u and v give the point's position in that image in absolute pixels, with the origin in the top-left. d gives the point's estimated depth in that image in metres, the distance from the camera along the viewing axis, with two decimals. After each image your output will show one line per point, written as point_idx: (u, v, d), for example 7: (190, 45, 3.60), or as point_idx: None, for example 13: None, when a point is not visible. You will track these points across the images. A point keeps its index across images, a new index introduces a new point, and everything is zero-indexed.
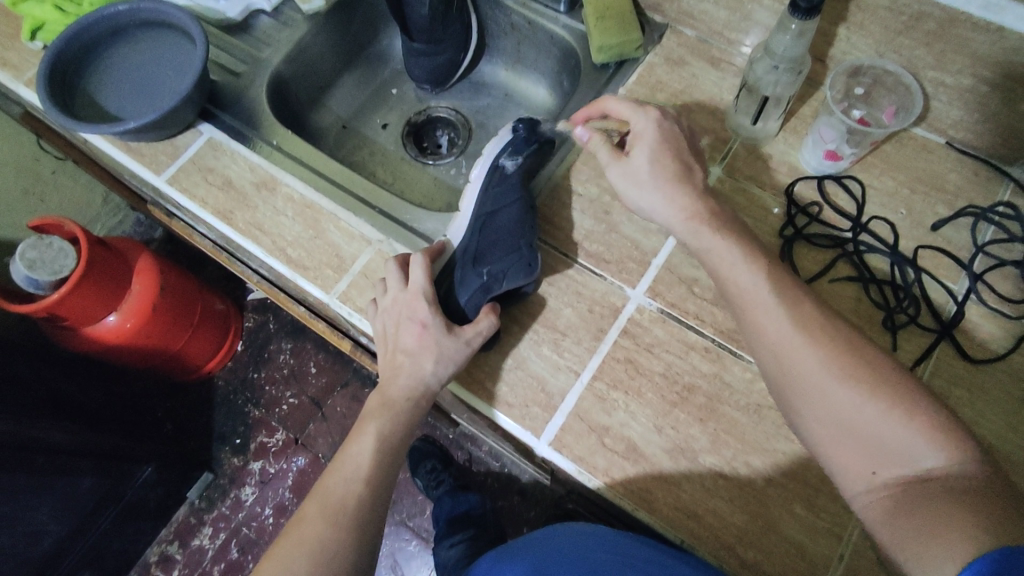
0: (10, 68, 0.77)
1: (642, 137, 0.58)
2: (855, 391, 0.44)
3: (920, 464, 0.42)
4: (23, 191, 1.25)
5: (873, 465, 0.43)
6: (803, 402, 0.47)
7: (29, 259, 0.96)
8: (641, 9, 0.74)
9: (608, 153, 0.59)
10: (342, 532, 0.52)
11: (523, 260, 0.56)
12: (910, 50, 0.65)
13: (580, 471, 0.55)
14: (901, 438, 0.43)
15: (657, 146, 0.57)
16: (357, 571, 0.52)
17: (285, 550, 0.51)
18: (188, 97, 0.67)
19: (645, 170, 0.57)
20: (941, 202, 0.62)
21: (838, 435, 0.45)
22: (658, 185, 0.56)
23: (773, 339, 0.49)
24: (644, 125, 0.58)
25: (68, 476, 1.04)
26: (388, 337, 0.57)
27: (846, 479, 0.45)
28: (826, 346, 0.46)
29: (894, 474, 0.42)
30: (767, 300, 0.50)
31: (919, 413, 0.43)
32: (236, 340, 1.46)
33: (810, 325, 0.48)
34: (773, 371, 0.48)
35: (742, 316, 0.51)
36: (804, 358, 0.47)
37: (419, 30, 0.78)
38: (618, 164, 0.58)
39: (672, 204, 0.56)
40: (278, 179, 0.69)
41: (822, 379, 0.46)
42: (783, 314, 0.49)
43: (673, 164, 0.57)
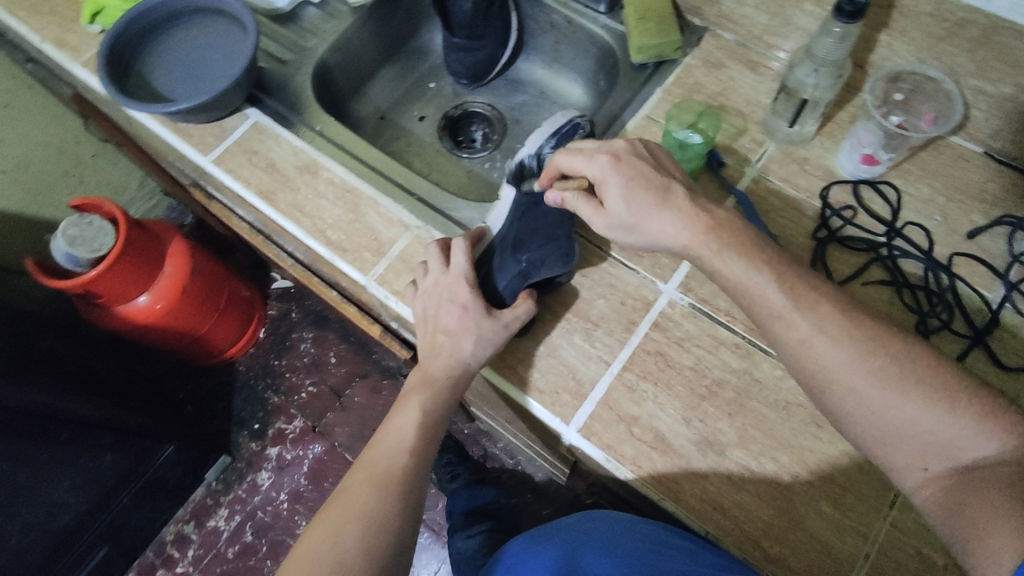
0: (69, 49, 0.80)
1: (607, 182, 0.54)
2: (889, 392, 0.45)
3: (971, 455, 0.43)
4: (64, 172, 1.29)
5: (924, 461, 0.45)
6: (839, 407, 0.47)
7: (70, 236, 0.99)
8: (680, 12, 0.75)
9: (585, 210, 0.56)
10: (389, 499, 0.53)
11: (561, 248, 0.57)
12: (954, 56, 0.66)
13: (607, 459, 0.56)
14: (949, 428, 0.44)
15: (626, 185, 0.54)
16: (402, 539, 0.53)
17: (336, 515, 0.53)
18: (238, 81, 0.69)
19: (626, 211, 0.54)
20: (978, 210, 0.62)
21: (883, 433, 0.46)
22: (645, 219, 0.53)
23: (799, 347, 0.48)
24: (602, 172, 0.54)
25: (89, 451, 1.06)
26: (428, 319, 0.59)
27: (897, 475, 0.46)
28: (853, 347, 0.46)
29: (945, 466, 0.44)
30: (784, 305, 0.49)
31: (961, 400, 0.44)
32: (259, 328, 1.49)
33: (832, 326, 0.47)
34: (804, 376, 0.48)
35: (759, 320, 0.50)
36: (834, 363, 0.47)
37: (460, 25, 0.80)
38: (601, 216, 0.55)
39: (668, 236, 0.53)
40: (320, 163, 0.71)
41: (856, 382, 0.46)
42: (802, 319, 0.48)
43: (650, 194, 0.53)
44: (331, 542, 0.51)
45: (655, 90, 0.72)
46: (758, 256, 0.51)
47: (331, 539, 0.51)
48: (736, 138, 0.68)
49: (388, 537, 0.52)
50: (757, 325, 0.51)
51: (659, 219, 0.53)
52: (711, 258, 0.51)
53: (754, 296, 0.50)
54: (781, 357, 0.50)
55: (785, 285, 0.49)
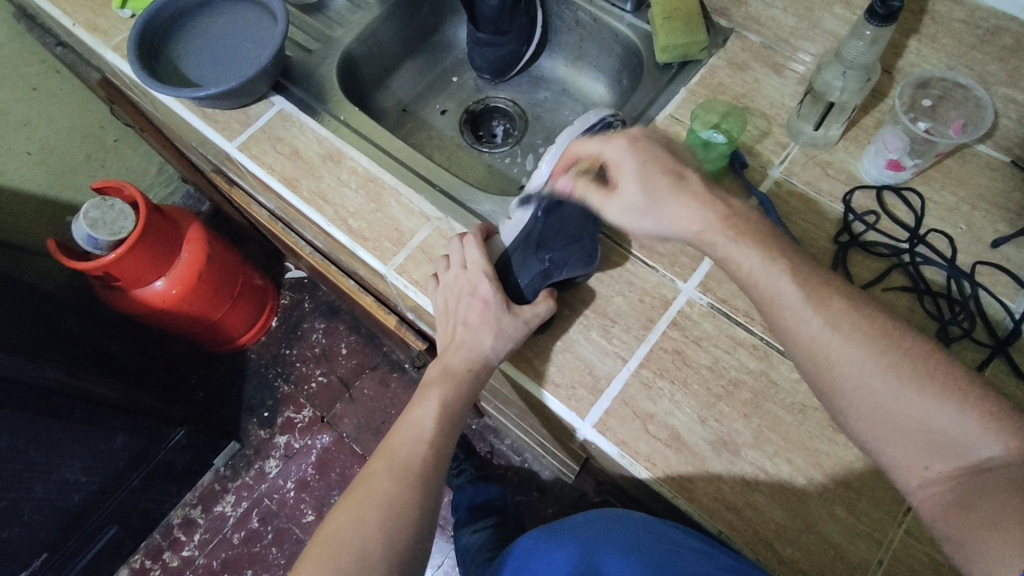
0: (99, 33, 0.81)
1: (621, 167, 0.55)
2: (899, 390, 0.44)
3: (978, 456, 0.42)
4: (87, 156, 1.30)
5: (928, 461, 0.44)
6: (847, 404, 0.46)
7: (92, 218, 1.01)
8: (707, 13, 0.75)
9: (597, 194, 0.56)
10: (409, 489, 0.54)
11: (584, 250, 0.57)
12: (983, 65, 0.64)
13: (622, 455, 0.56)
14: (954, 428, 0.43)
15: (641, 168, 0.54)
16: (423, 528, 0.54)
17: (357, 502, 0.54)
18: (266, 69, 0.70)
19: (642, 196, 0.54)
20: (1003, 220, 0.61)
21: (888, 431, 0.45)
22: (659, 204, 0.53)
23: (810, 344, 0.48)
24: (618, 155, 0.55)
25: (101, 431, 1.07)
26: (449, 312, 0.59)
27: (900, 474, 0.45)
28: (865, 344, 0.46)
29: (950, 467, 0.43)
30: (796, 301, 0.48)
31: (969, 402, 0.43)
32: (271, 316, 1.50)
33: (845, 323, 0.47)
34: (813, 373, 0.48)
35: (771, 316, 0.50)
36: (845, 360, 0.46)
37: (486, 20, 0.80)
38: (612, 202, 0.55)
39: (681, 222, 0.53)
40: (344, 152, 0.71)
41: (864, 379, 0.45)
42: (813, 315, 0.47)
43: (665, 179, 0.54)
44: (353, 528, 0.52)
45: (680, 90, 0.72)
46: (782, 257, 0.50)
47: (353, 526, 0.52)
48: (759, 140, 0.68)
49: (408, 526, 0.53)
50: (767, 321, 0.51)
51: (672, 205, 0.53)
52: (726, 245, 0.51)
53: (768, 292, 0.50)
54: (790, 353, 0.49)
55: (799, 279, 0.49)
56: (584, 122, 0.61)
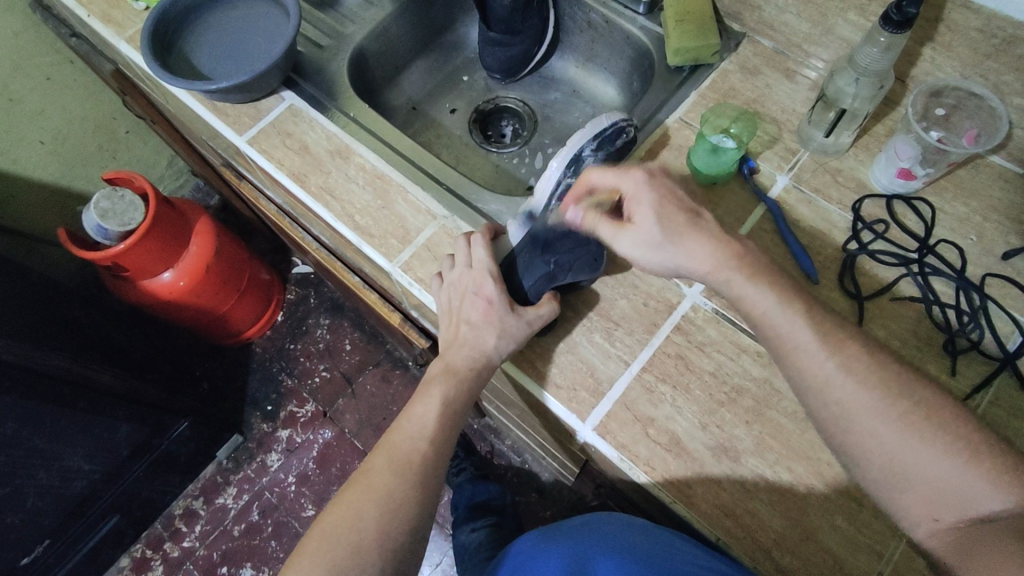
0: (114, 25, 0.81)
1: (639, 200, 0.53)
2: (907, 436, 0.44)
3: (985, 507, 0.42)
4: (98, 147, 1.32)
5: (937, 511, 0.43)
6: (855, 448, 0.46)
7: (102, 209, 1.01)
8: (720, 16, 0.75)
9: (609, 227, 0.54)
10: (408, 485, 0.54)
11: (591, 254, 0.56)
12: (998, 75, 0.62)
13: (622, 459, 0.55)
14: (960, 478, 0.43)
15: (658, 206, 0.52)
16: (420, 524, 0.54)
17: (355, 496, 0.54)
18: (277, 63, 0.70)
19: (654, 232, 0.52)
20: (1015, 232, 0.61)
21: (893, 477, 0.45)
22: (675, 241, 0.52)
23: (822, 386, 0.47)
24: (636, 189, 0.53)
25: (105, 421, 1.07)
26: (452, 310, 0.59)
27: (907, 522, 0.45)
28: (877, 390, 0.45)
29: (959, 516, 0.43)
30: (810, 343, 0.48)
31: (975, 453, 0.43)
32: (277, 310, 1.50)
33: (857, 367, 0.46)
34: (822, 416, 0.47)
35: (782, 355, 0.49)
36: (858, 405, 0.46)
37: (499, 20, 0.80)
38: (625, 233, 0.53)
39: (695, 259, 0.51)
40: (352, 148, 0.71)
41: (875, 424, 0.45)
42: (828, 358, 0.47)
43: (682, 217, 0.52)
44: (350, 521, 0.52)
45: (690, 94, 0.71)
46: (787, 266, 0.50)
47: (350, 519, 0.52)
48: (769, 145, 0.67)
49: (404, 522, 0.53)
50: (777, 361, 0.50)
51: (688, 243, 0.52)
52: (737, 285, 0.50)
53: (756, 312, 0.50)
54: (801, 394, 0.49)
55: (812, 320, 0.49)
56: (594, 126, 0.60)
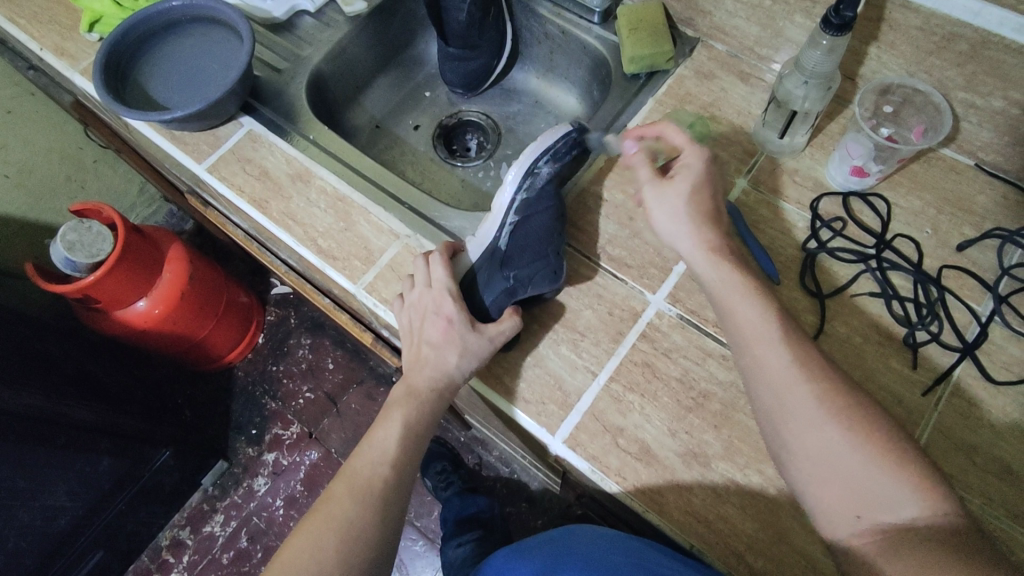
0: (68, 57, 0.81)
1: (688, 170, 0.57)
2: (847, 440, 0.45)
3: (904, 515, 0.43)
4: (66, 178, 1.30)
5: (859, 512, 0.44)
6: (796, 444, 0.47)
7: (69, 241, 0.99)
8: (674, 23, 0.75)
9: (648, 175, 0.59)
10: (369, 512, 0.54)
11: (549, 267, 0.57)
12: (941, 71, 0.64)
13: (593, 471, 0.55)
14: (883, 487, 0.43)
15: (698, 183, 0.57)
16: (382, 549, 0.54)
17: (315, 526, 0.54)
18: (232, 90, 0.70)
19: (682, 198, 0.57)
20: (968, 223, 0.62)
21: (822, 474, 0.45)
22: (686, 222, 0.56)
23: (774, 379, 0.48)
24: (692, 160, 0.58)
25: (85, 455, 1.06)
26: (413, 331, 0.59)
27: (829, 521, 0.45)
28: (822, 390, 0.47)
29: (879, 522, 0.43)
30: (772, 336, 0.50)
31: (905, 464, 0.44)
32: (257, 333, 1.49)
33: (811, 365, 0.48)
34: (771, 411, 0.48)
35: (741, 348, 0.51)
36: (801, 401, 0.47)
37: (455, 35, 0.80)
38: (655, 187, 0.58)
39: (697, 241, 0.55)
40: (313, 171, 0.71)
41: (818, 421, 0.46)
42: (785, 352, 0.49)
43: (708, 206, 0.57)
44: (310, 554, 0.52)
45: (647, 101, 0.72)
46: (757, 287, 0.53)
47: (309, 550, 0.52)
48: (726, 149, 0.68)
49: (364, 552, 0.53)
50: (736, 356, 0.52)
51: (695, 228, 0.56)
52: (726, 293, 0.53)
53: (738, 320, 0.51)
54: (752, 389, 0.50)
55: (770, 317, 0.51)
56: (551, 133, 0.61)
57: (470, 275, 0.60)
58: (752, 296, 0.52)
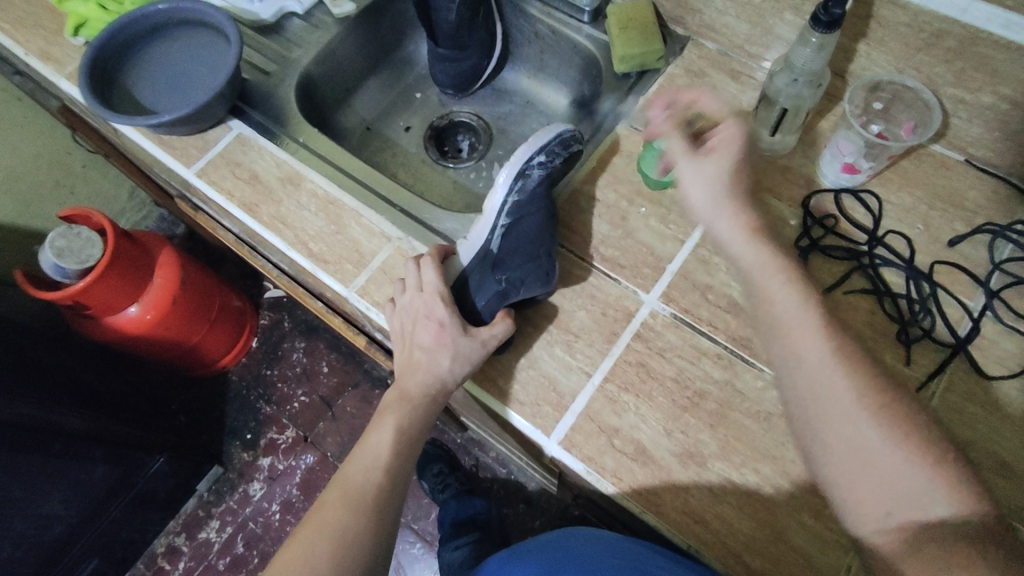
0: (53, 62, 0.80)
1: (726, 143, 0.55)
2: (884, 436, 0.43)
3: (936, 514, 0.42)
4: (55, 183, 1.29)
5: (888, 510, 0.43)
6: (829, 437, 0.45)
7: (58, 248, 0.98)
8: (663, 21, 0.75)
9: (683, 148, 0.57)
10: (363, 519, 0.54)
11: (541, 269, 0.57)
12: (930, 67, 0.64)
13: (589, 472, 0.55)
14: (916, 485, 0.42)
15: (735, 157, 0.54)
16: (375, 558, 0.54)
17: (308, 533, 0.53)
18: (221, 94, 0.69)
19: (721, 173, 0.54)
20: (959, 219, 0.62)
21: (853, 471, 0.44)
22: (725, 196, 0.53)
23: (812, 370, 0.46)
24: (728, 132, 0.55)
25: (80, 463, 1.05)
26: (405, 334, 0.59)
27: (855, 516, 0.44)
28: (860, 384, 0.45)
29: (908, 520, 0.42)
30: (810, 324, 0.47)
31: (940, 463, 0.43)
32: (251, 337, 1.48)
33: (850, 356, 0.46)
34: (806, 401, 0.46)
35: (775, 335, 0.48)
36: (839, 393, 0.45)
37: (445, 36, 0.80)
38: (693, 160, 0.55)
39: (735, 221, 0.52)
40: (303, 174, 0.70)
41: (855, 415, 0.44)
42: (825, 342, 0.46)
43: (740, 183, 0.54)
44: (301, 561, 0.51)
45: (638, 100, 0.72)
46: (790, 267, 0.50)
47: (302, 557, 0.52)
48: None
49: (358, 559, 0.52)
50: (767, 342, 0.49)
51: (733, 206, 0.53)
52: (763, 276, 0.50)
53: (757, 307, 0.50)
54: (786, 376, 0.48)
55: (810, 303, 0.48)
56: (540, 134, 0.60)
57: (461, 280, 0.60)
58: (793, 280, 0.49)
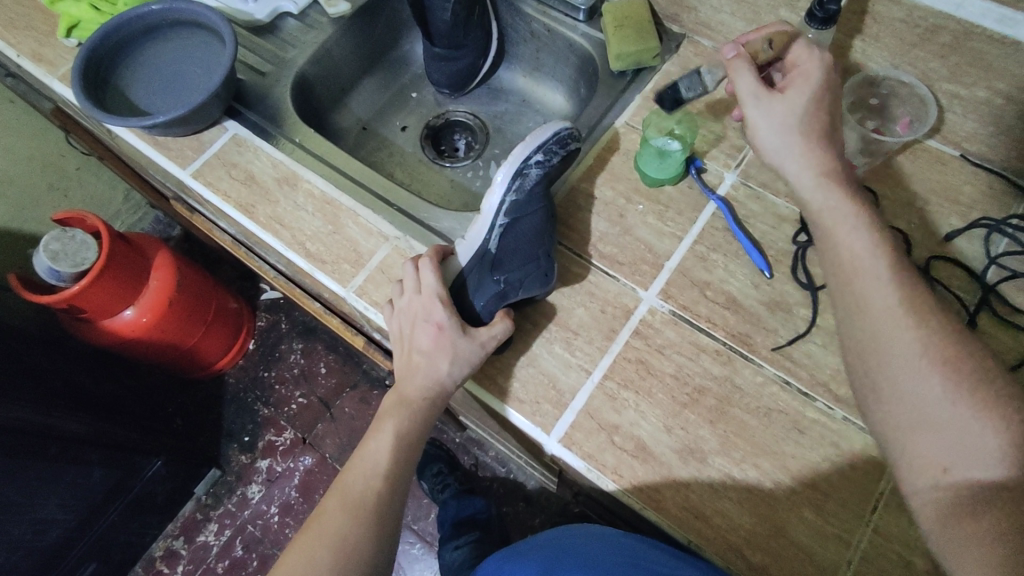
0: (45, 64, 0.79)
1: (807, 77, 0.55)
2: (947, 388, 0.44)
3: (995, 472, 0.41)
4: (48, 186, 1.29)
5: (945, 464, 0.43)
6: (890, 387, 0.46)
7: (52, 251, 0.98)
8: (659, 19, 0.75)
9: (756, 84, 0.55)
10: (366, 531, 0.54)
11: (541, 270, 0.57)
12: (926, 62, 0.66)
13: (589, 469, 0.55)
14: (976, 442, 0.42)
15: (817, 91, 0.54)
16: (376, 563, 0.54)
17: (308, 543, 0.53)
18: (216, 94, 0.69)
19: (797, 110, 0.54)
20: (955, 213, 0.61)
21: (914, 420, 0.44)
22: (801, 133, 0.54)
23: (877, 319, 0.47)
24: (810, 68, 0.55)
25: (77, 467, 1.04)
26: (404, 337, 0.59)
27: (910, 471, 0.44)
28: (925, 337, 0.45)
29: (965, 476, 0.42)
30: (880, 273, 0.48)
31: (1004, 421, 0.42)
32: (248, 339, 1.47)
33: (918, 309, 0.47)
34: (869, 350, 0.47)
35: (842, 286, 0.50)
36: (903, 344, 0.46)
37: (441, 35, 0.79)
38: (771, 96, 0.55)
39: (811, 158, 0.53)
40: (300, 174, 0.70)
41: (919, 366, 0.45)
42: (892, 292, 0.47)
43: (821, 120, 0.54)
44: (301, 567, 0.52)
45: (634, 98, 0.72)
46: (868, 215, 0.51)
47: (302, 565, 0.52)
48: (715, 143, 0.68)
49: (358, 566, 0.52)
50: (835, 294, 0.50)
51: (811, 145, 0.53)
52: (836, 219, 0.51)
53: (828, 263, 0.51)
54: (849, 328, 0.49)
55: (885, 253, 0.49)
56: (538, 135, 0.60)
57: (458, 282, 0.60)
58: (867, 228, 0.50)
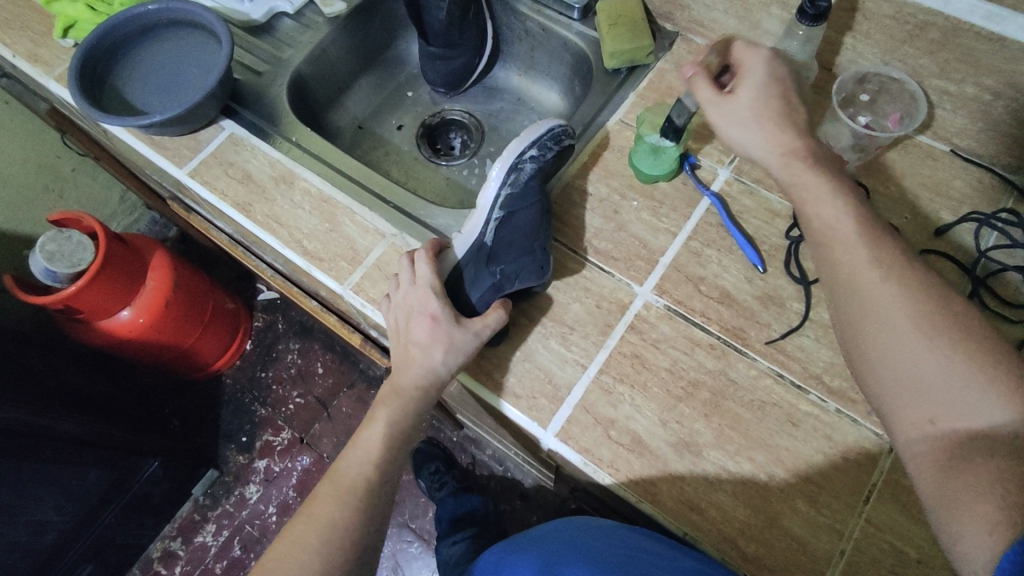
0: (41, 64, 0.79)
1: (750, 76, 0.55)
2: (929, 340, 0.43)
3: (984, 419, 0.41)
4: (44, 188, 1.29)
5: (933, 415, 0.43)
6: (872, 347, 0.46)
7: (49, 251, 0.98)
8: (652, 17, 0.76)
9: (710, 93, 0.56)
10: (355, 512, 0.55)
11: (535, 261, 0.57)
12: (915, 59, 0.67)
13: (585, 463, 0.56)
14: (964, 390, 0.42)
15: (764, 86, 0.55)
16: (364, 545, 0.55)
17: (299, 528, 0.55)
18: (213, 93, 0.69)
19: (749, 107, 0.54)
20: (946, 208, 0.62)
21: (898, 377, 0.44)
22: (758, 121, 0.54)
23: (852, 281, 0.47)
24: (754, 66, 0.56)
25: (72, 468, 1.04)
26: (400, 331, 0.59)
27: (901, 426, 0.44)
28: (903, 292, 0.45)
29: (954, 425, 0.42)
30: (852, 236, 0.48)
31: (989, 367, 0.42)
32: (245, 339, 1.48)
33: (893, 266, 0.47)
34: (850, 311, 0.47)
35: (822, 250, 0.50)
36: (882, 301, 0.46)
37: (436, 34, 0.80)
38: (719, 103, 0.55)
39: (772, 142, 0.53)
40: (296, 173, 0.71)
41: (896, 323, 0.45)
42: (866, 251, 0.47)
43: (776, 106, 0.54)
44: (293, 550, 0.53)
45: (629, 95, 0.72)
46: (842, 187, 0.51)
47: (295, 548, 0.54)
48: (708, 139, 0.69)
49: (347, 550, 0.54)
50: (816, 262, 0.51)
51: (770, 130, 0.53)
52: (808, 191, 0.51)
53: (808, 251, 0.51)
54: (831, 292, 0.49)
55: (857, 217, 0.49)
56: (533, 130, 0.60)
57: (454, 275, 0.60)
58: (840, 197, 0.50)
